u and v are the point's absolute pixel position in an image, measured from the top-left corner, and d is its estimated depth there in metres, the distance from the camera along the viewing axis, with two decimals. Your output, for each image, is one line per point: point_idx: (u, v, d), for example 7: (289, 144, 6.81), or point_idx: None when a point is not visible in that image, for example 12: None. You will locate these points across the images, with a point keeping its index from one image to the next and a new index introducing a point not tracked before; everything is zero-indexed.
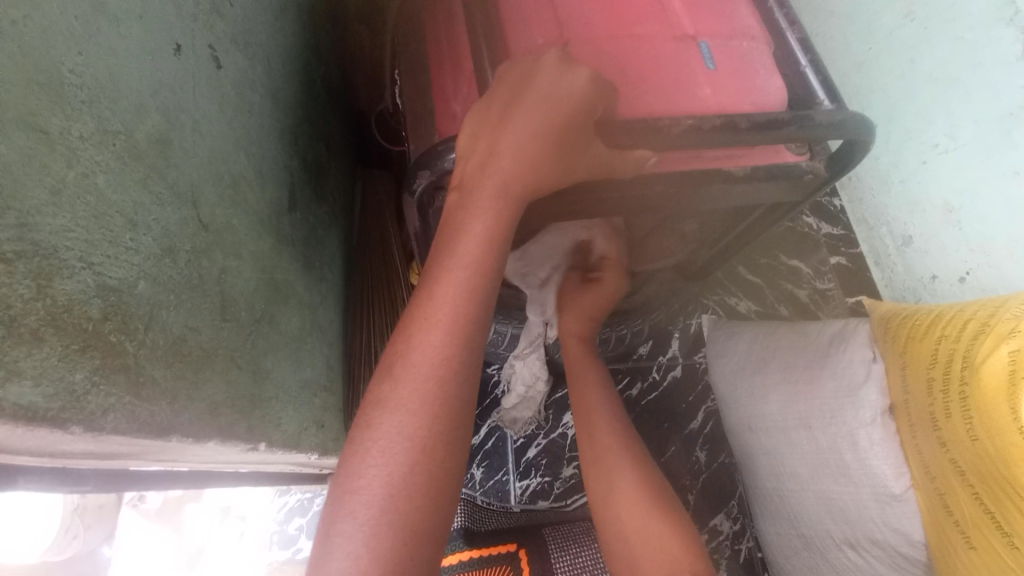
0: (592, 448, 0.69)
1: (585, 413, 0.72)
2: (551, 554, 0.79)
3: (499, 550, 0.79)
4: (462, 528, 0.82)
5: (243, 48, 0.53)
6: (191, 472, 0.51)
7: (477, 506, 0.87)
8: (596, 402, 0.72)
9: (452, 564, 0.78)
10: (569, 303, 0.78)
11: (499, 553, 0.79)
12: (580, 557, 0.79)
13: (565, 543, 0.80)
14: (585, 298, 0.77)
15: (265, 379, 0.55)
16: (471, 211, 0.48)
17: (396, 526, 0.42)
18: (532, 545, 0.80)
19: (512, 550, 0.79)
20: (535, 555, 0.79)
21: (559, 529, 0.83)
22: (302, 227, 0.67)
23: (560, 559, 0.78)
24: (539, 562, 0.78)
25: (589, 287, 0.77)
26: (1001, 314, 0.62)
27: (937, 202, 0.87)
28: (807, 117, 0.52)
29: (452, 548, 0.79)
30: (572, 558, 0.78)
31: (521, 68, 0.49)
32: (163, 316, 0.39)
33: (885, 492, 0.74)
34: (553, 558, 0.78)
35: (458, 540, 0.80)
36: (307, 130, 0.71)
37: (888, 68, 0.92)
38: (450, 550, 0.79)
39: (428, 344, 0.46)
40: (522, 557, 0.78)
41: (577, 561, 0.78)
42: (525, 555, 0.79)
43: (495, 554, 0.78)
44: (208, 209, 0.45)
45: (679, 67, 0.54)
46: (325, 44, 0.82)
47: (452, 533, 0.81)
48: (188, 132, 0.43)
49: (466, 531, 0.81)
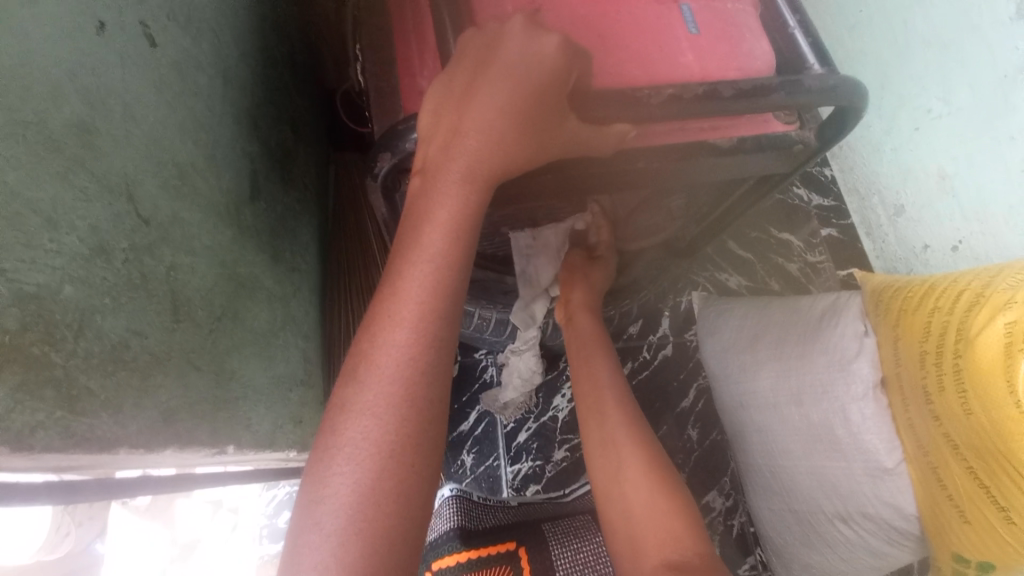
0: (595, 430, 0.67)
1: (588, 391, 0.70)
2: (551, 550, 0.76)
3: (498, 550, 0.75)
4: (457, 528, 0.75)
5: (182, 24, 0.48)
6: (177, 476, 0.49)
7: (475, 502, 0.81)
8: (598, 380, 0.70)
9: (446, 568, 0.72)
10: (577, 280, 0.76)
11: (498, 553, 0.74)
12: (582, 553, 0.76)
13: (566, 540, 0.77)
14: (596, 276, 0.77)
15: (231, 379, 0.52)
16: (435, 198, 0.45)
17: (366, 535, 0.40)
18: (531, 544, 0.76)
19: (511, 549, 0.75)
20: (534, 553, 0.75)
21: (559, 523, 0.80)
22: (267, 216, 0.63)
23: (561, 555, 0.75)
24: (540, 559, 0.75)
25: (596, 266, 0.77)
26: (995, 286, 0.60)
27: (931, 169, 0.85)
28: (795, 82, 0.49)
29: (448, 549, 0.73)
30: (574, 555, 0.75)
31: (485, 35, 0.45)
32: (99, 322, 0.36)
33: (877, 466, 0.73)
34: (554, 554, 0.75)
35: (454, 541, 0.74)
36: (269, 111, 0.67)
37: (882, 30, 0.88)
38: (444, 552, 0.74)
39: (394, 342, 0.44)
40: (522, 557, 0.75)
41: (579, 558, 0.75)
42: (524, 553, 0.75)
43: (493, 555, 0.74)
44: (148, 203, 0.41)
45: (660, 31, 0.50)
46: (285, 17, 0.77)
47: (447, 535, 0.75)
48: (117, 118, 0.39)
49: (462, 530, 0.75)
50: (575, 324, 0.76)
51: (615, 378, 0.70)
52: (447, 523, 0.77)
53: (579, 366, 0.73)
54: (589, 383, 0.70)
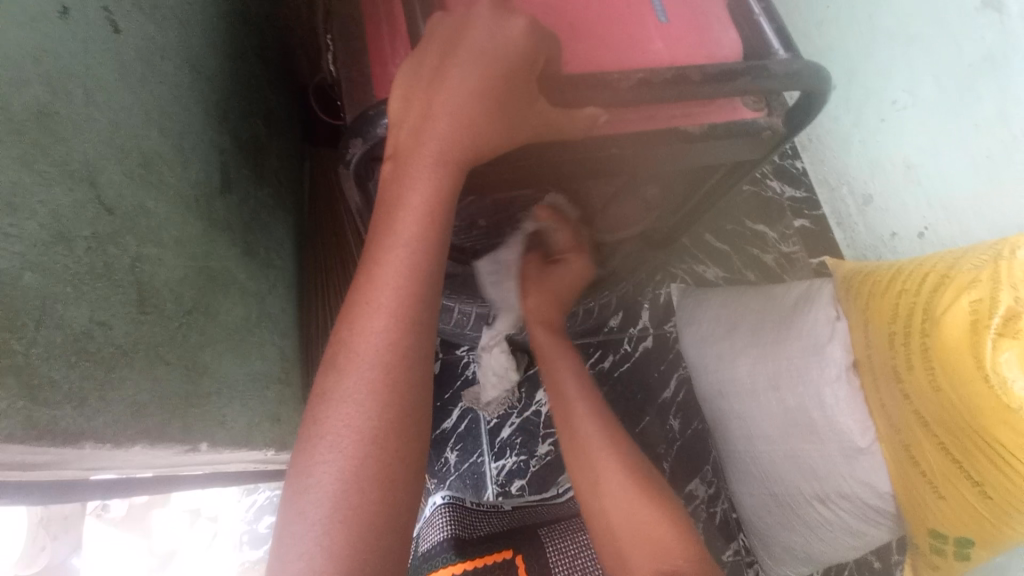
0: (571, 443, 0.68)
1: (561, 403, 0.70)
2: (548, 556, 0.75)
3: (494, 559, 0.73)
4: (452, 537, 0.75)
5: (146, 11, 0.48)
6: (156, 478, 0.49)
7: (467, 509, 0.80)
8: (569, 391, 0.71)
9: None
10: (529, 286, 0.76)
11: (494, 562, 0.73)
12: (579, 558, 0.75)
13: (562, 544, 0.76)
14: (554, 281, 0.76)
15: (203, 374, 0.51)
16: (408, 183, 0.45)
17: (351, 523, 0.40)
18: (528, 550, 0.75)
19: (508, 557, 0.74)
20: (532, 559, 0.74)
21: (554, 528, 0.79)
22: (240, 210, 0.62)
23: (558, 560, 0.75)
24: (535, 563, 0.74)
25: (554, 269, 0.76)
26: (960, 267, 0.65)
27: (897, 158, 0.88)
28: (762, 67, 0.50)
29: (442, 561, 0.72)
30: (570, 559, 0.75)
31: (452, 20, 0.45)
32: (59, 311, 0.36)
33: (852, 446, 0.75)
34: (550, 558, 0.75)
35: (448, 552, 0.73)
36: (242, 103, 0.65)
37: (848, 24, 0.91)
38: (439, 564, 0.72)
39: (372, 329, 0.44)
40: (519, 564, 0.74)
41: (574, 562, 0.75)
42: (521, 560, 0.74)
43: (490, 565, 0.73)
44: (111, 191, 0.40)
45: (629, 19, 0.51)
46: (255, 11, 0.76)
47: (441, 545, 0.74)
48: (79, 103, 0.38)
49: (456, 541, 0.74)
50: (535, 336, 0.76)
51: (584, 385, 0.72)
52: (440, 533, 0.76)
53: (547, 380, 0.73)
54: (561, 396, 0.71)
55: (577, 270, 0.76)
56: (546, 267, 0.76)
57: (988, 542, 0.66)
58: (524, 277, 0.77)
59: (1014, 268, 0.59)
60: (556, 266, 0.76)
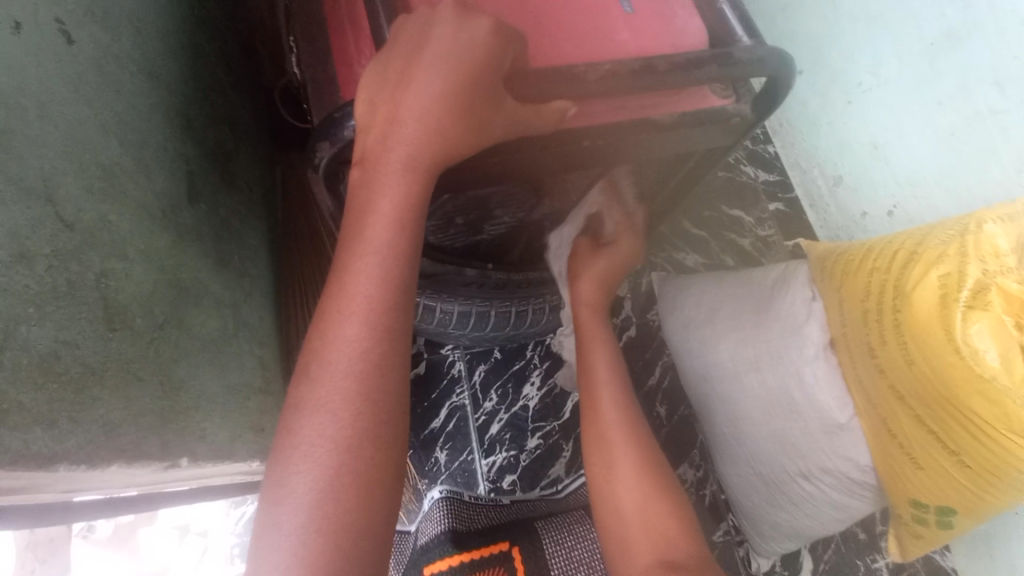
0: (594, 425, 0.73)
1: (590, 387, 0.75)
2: (545, 549, 0.76)
3: (490, 551, 0.75)
4: (450, 529, 0.76)
5: (99, 19, 0.46)
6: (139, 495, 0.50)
7: (466, 502, 0.80)
8: (601, 375, 0.75)
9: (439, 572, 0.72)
10: (583, 267, 0.83)
11: (491, 554, 0.75)
12: (576, 551, 0.76)
13: (559, 537, 0.77)
14: (602, 264, 0.83)
15: (179, 389, 0.50)
16: (376, 189, 0.45)
17: (325, 532, 0.41)
18: (526, 544, 0.76)
19: (504, 550, 0.76)
20: (528, 553, 0.75)
21: (552, 520, 0.79)
22: (210, 219, 0.61)
23: (556, 555, 0.75)
24: (532, 558, 0.75)
25: (602, 253, 0.84)
26: (927, 243, 0.67)
27: (864, 139, 0.90)
28: (726, 55, 0.50)
29: (439, 553, 0.74)
30: (568, 553, 0.76)
31: (416, 19, 0.44)
32: (23, 332, 0.35)
33: (832, 423, 0.77)
34: (547, 553, 0.75)
35: (446, 544, 0.74)
36: (206, 110, 0.64)
37: (812, 8, 0.92)
38: (437, 556, 0.74)
39: (344, 338, 0.44)
40: (516, 558, 0.75)
41: (573, 556, 0.75)
42: (518, 554, 0.75)
43: (485, 557, 0.75)
44: (70, 207, 0.39)
45: (595, 11, 0.51)
46: (215, 13, 0.74)
47: (440, 537, 0.75)
48: (31, 117, 0.37)
49: (454, 533, 0.75)
50: (579, 315, 0.83)
51: (616, 373, 0.76)
52: (439, 525, 0.77)
53: (580, 359, 0.79)
54: (592, 381, 0.75)
55: (623, 255, 0.84)
56: (596, 252, 0.84)
57: (969, 510, 0.68)
58: (575, 260, 0.84)
59: (980, 242, 0.62)
60: (605, 251, 0.84)
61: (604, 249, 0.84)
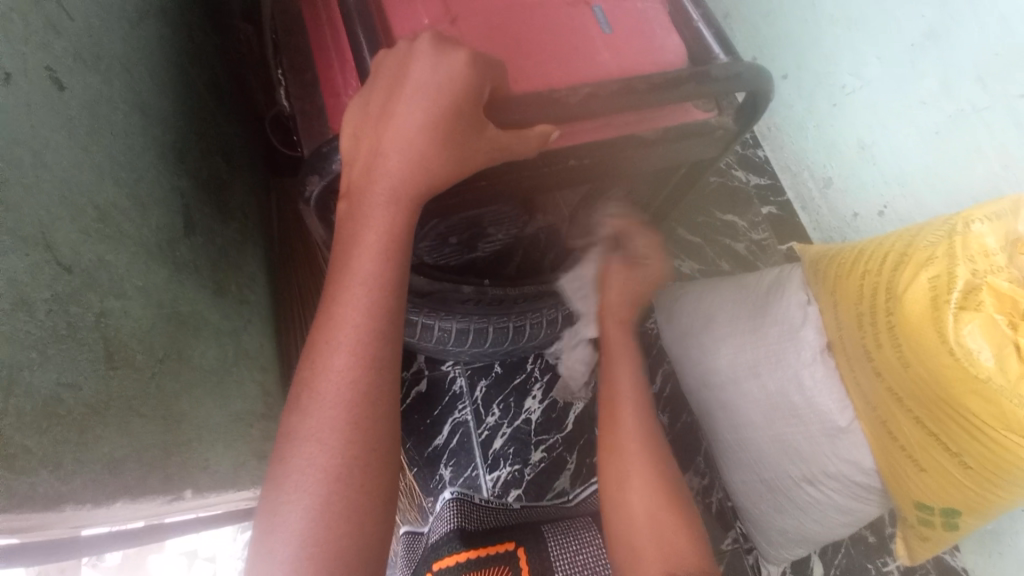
0: (612, 432, 0.73)
1: (612, 396, 0.76)
2: (550, 552, 0.75)
3: (497, 550, 0.75)
4: (458, 528, 0.75)
5: (90, 63, 0.46)
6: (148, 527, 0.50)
7: (477, 504, 0.79)
8: (623, 388, 0.76)
9: (448, 567, 0.72)
10: (613, 282, 0.81)
11: (497, 553, 0.75)
12: (581, 555, 0.75)
13: (564, 541, 0.76)
14: (636, 277, 0.82)
15: (181, 421, 0.51)
16: (362, 220, 0.46)
17: (317, 560, 0.41)
18: (530, 544, 0.76)
19: (509, 549, 0.76)
20: (533, 553, 0.75)
21: (558, 525, 0.79)
22: (207, 250, 0.62)
23: (560, 557, 0.75)
24: (536, 560, 0.75)
25: (635, 268, 0.81)
26: (917, 244, 0.67)
27: (851, 140, 0.91)
28: (704, 73, 0.51)
29: (448, 549, 0.74)
30: (572, 556, 0.75)
31: (395, 56, 0.46)
32: (27, 377, 0.36)
33: (833, 426, 0.77)
34: (552, 556, 0.75)
35: (454, 541, 0.74)
36: (199, 143, 0.65)
37: (793, 16, 0.93)
38: (444, 553, 0.74)
39: (333, 369, 0.45)
40: (520, 557, 0.75)
41: (577, 560, 0.75)
42: (522, 554, 0.75)
43: (492, 555, 0.74)
44: (68, 250, 0.40)
45: (575, 35, 0.52)
46: (206, 47, 0.76)
47: (448, 535, 0.75)
48: (29, 167, 0.37)
49: (462, 531, 0.75)
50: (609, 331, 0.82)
51: (637, 384, 0.77)
52: (446, 525, 0.77)
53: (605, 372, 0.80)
54: (612, 392, 0.77)
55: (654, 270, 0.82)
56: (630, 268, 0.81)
57: (973, 509, 0.68)
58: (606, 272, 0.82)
59: (968, 242, 0.63)
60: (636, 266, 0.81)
61: (637, 265, 0.81)
